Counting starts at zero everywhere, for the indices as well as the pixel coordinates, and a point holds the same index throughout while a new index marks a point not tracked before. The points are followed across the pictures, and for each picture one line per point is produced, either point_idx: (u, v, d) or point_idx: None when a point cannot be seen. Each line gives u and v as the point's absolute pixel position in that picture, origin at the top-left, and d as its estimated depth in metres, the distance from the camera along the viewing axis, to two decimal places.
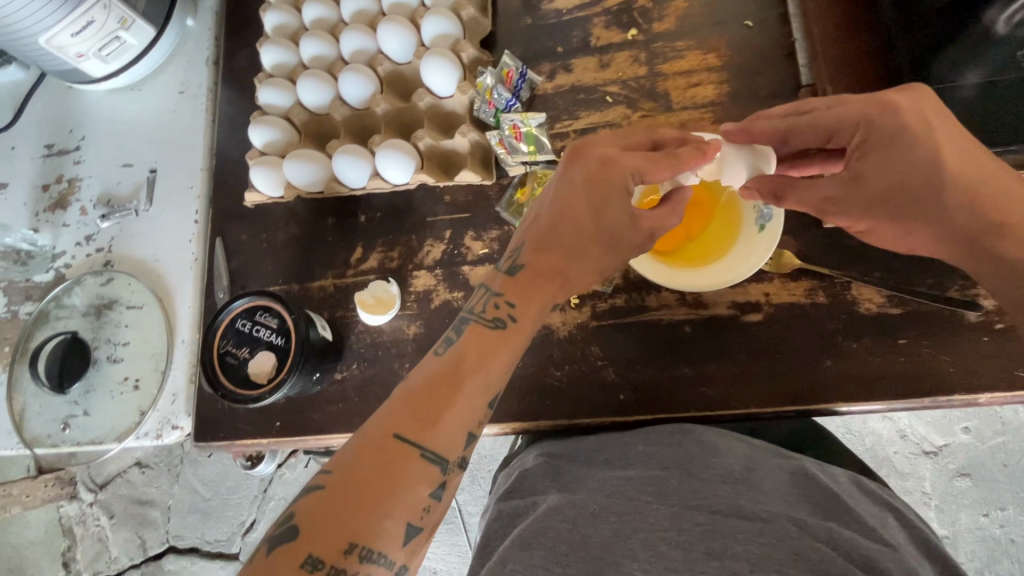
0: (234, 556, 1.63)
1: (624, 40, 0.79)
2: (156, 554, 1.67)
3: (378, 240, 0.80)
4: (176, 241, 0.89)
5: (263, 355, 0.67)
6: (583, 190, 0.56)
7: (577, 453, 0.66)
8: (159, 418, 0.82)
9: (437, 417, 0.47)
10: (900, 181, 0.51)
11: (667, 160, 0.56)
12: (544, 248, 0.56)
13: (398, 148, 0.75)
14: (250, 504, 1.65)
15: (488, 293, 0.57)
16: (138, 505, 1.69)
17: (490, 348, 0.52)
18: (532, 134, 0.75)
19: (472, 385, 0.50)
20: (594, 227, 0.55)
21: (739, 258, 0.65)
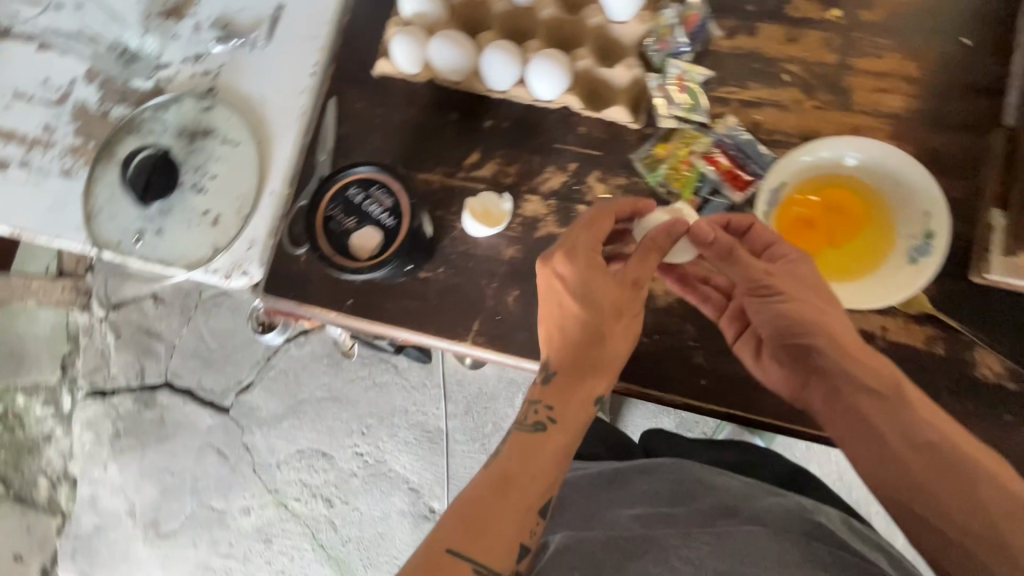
0: (225, 410, 1.67)
1: (822, 18, 0.72)
2: (152, 385, 1.70)
3: (498, 150, 0.76)
4: (287, 88, 0.84)
5: (368, 231, 0.68)
6: (565, 283, 0.59)
7: (585, 484, 0.84)
8: (233, 259, 0.81)
9: (485, 530, 0.53)
10: (809, 283, 0.60)
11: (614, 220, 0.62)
12: (567, 353, 0.60)
13: (555, 60, 0.69)
14: (252, 366, 1.68)
15: (537, 402, 0.60)
16: (146, 335, 1.73)
17: (533, 452, 0.57)
18: (695, 90, 0.72)
19: (519, 490, 0.56)
20: (589, 310, 0.59)
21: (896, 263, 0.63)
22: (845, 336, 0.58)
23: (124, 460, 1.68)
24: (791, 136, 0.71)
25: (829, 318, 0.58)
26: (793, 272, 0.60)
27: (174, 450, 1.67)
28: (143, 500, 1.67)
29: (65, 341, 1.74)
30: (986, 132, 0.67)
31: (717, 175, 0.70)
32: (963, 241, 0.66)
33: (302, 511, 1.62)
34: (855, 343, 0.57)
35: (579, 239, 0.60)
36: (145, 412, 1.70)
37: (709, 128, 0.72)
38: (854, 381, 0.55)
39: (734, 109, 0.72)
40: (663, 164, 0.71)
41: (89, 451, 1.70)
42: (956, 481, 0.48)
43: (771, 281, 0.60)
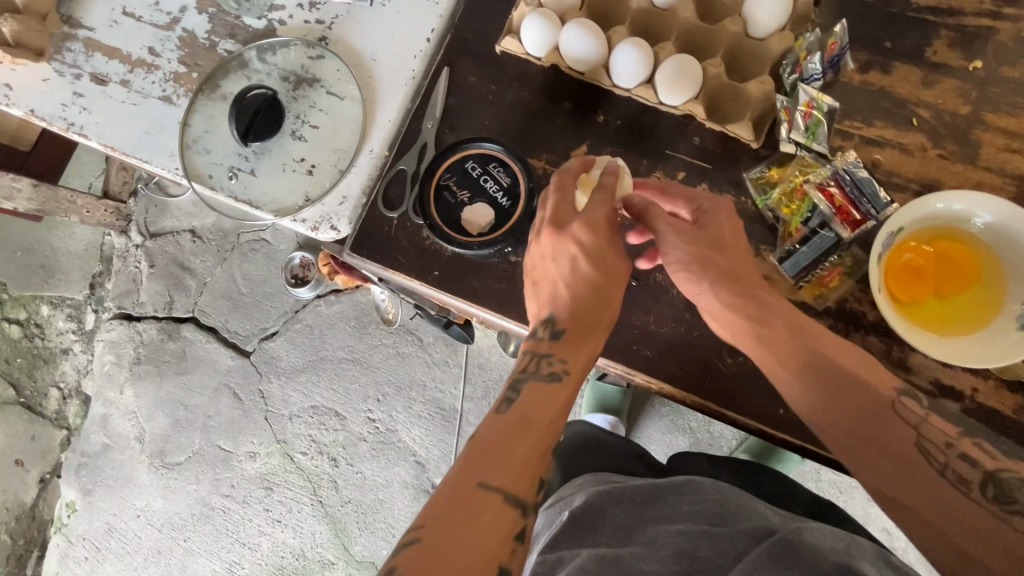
0: (247, 354, 1.69)
1: (961, 68, 0.71)
2: (178, 318, 1.72)
3: (606, 147, 0.76)
4: (401, 49, 0.84)
5: (481, 207, 0.74)
6: (585, 246, 0.65)
7: (621, 494, 0.81)
8: (322, 212, 0.81)
9: (511, 460, 0.57)
10: (722, 235, 0.63)
11: (606, 196, 0.66)
12: (574, 310, 0.66)
13: (691, 67, 0.70)
14: (277, 316, 1.69)
15: (551, 355, 0.65)
16: (179, 268, 1.73)
17: (548, 400, 0.62)
18: (819, 120, 0.70)
19: (540, 430, 0.60)
20: (600, 274, 0.66)
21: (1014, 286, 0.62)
22: (748, 277, 0.62)
23: (142, 385, 1.70)
24: (910, 181, 0.70)
25: (733, 262, 0.62)
26: (715, 227, 0.63)
27: (191, 385, 1.69)
28: (153, 428, 1.69)
29: (102, 261, 1.76)
30: None
31: (829, 208, 0.68)
32: None
33: (307, 465, 1.64)
34: (760, 283, 0.62)
35: (583, 213, 0.66)
36: (168, 343, 1.71)
37: (826, 159, 0.71)
38: (759, 322, 0.60)
39: (856, 145, 0.71)
40: (774, 188, 0.71)
41: (109, 371, 1.72)
42: (842, 394, 0.57)
43: (696, 241, 0.62)
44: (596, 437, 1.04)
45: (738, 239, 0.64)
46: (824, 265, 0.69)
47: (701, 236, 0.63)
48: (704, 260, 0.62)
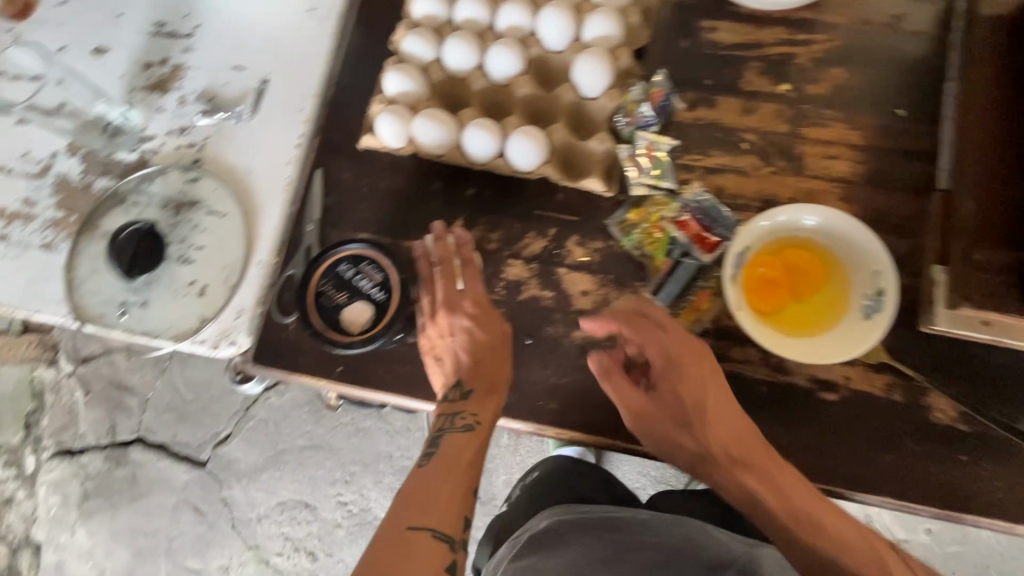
0: (202, 464, 1.62)
1: (773, 92, 0.79)
2: (124, 442, 1.64)
3: (479, 217, 0.80)
4: (273, 158, 0.87)
5: (358, 305, 0.75)
6: (474, 319, 0.72)
7: (585, 522, 0.77)
8: (219, 329, 0.81)
9: (433, 501, 0.59)
10: (693, 407, 0.67)
11: (469, 270, 0.74)
12: (476, 371, 0.70)
13: (533, 137, 0.74)
14: (228, 418, 1.65)
15: (462, 410, 0.68)
16: (117, 389, 1.66)
17: (463, 448, 0.64)
18: (661, 159, 0.76)
19: (459, 470, 0.62)
20: (492, 335, 0.72)
21: (857, 265, 0.68)
22: (728, 446, 0.65)
23: (95, 522, 1.60)
24: (752, 200, 0.76)
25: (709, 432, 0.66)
26: (683, 395, 0.67)
27: (148, 510, 1.61)
28: (114, 565, 1.59)
29: (33, 397, 1.67)
30: (927, 194, 0.73)
31: (687, 240, 0.74)
32: (914, 293, 0.71)
33: (284, 566, 1.57)
34: (743, 450, 0.65)
35: (465, 291, 0.73)
36: (116, 471, 1.62)
37: (676, 194, 0.77)
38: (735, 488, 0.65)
39: (700, 175, 0.78)
40: (636, 229, 0.76)
41: (56, 514, 1.62)
42: None
43: (668, 424, 0.67)
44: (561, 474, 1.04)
45: (713, 399, 0.66)
46: (694, 290, 0.74)
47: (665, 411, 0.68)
48: (670, 433, 0.67)
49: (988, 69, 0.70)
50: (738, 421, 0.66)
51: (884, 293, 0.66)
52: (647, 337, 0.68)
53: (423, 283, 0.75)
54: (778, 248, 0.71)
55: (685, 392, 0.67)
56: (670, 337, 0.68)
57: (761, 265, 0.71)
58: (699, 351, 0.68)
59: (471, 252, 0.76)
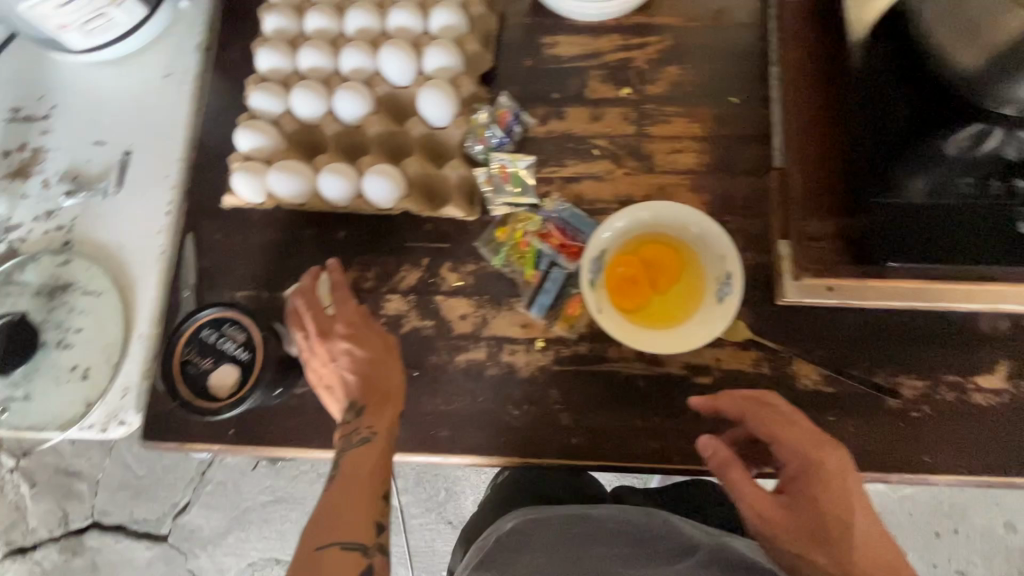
0: (164, 538, 1.57)
1: (617, 97, 0.82)
2: (79, 529, 1.57)
3: (353, 258, 0.81)
4: (145, 229, 0.87)
5: (226, 368, 0.66)
6: (354, 339, 0.69)
7: (550, 522, 0.76)
8: (107, 411, 0.80)
9: (340, 515, 0.61)
10: (820, 511, 0.59)
11: (342, 287, 0.72)
12: (366, 388, 0.68)
13: (388, 175, 0.75)
14: (185, 485, 1.59)
15: (357, 427, 0.66)
16: (66, 477, 1.59)
17: (364, 460, 0.64)
18: (519, 175, 0.79)
19: (362, 482, 0.63)
20: (373, 351, 0.69)
21: (703, 246, 0.72)
22: (863, 563, 0.56)
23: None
24: (610, 202, 0.79)
25: (838, 550, 0.57)
26: (805, 495, 0.60)
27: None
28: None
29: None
30: (767, 174, 0.77)
31: (551, 250, 0.77)
32: (767, 269, 0.75)
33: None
34: (878, 568, 0.56)
35: (339, 314, 0.70)
36: (75, 560, 1.56)
37: (539, 207, 0.79)
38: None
39: (558, 186, 0.80)
40: (504, 246, 0.78)
41: None
42: None
43: (795, 532, 0.59)
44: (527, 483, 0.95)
45: (851, 508, 0.58)
46: (566, 298, 0.76)
47: (788, 518, 0.60)
48: (794, 543, 0.59)
49: (798, 53, 0.76)
50: (875, 536, 0.58)
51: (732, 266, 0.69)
52: (779, 431, 0.62)
53: (291, 312, 0.71)
54: (632, 247, 0.74)
55: (813, 491, 0.59)
56: (818, 442, 0.61)
57: (620, 267, 0.73)
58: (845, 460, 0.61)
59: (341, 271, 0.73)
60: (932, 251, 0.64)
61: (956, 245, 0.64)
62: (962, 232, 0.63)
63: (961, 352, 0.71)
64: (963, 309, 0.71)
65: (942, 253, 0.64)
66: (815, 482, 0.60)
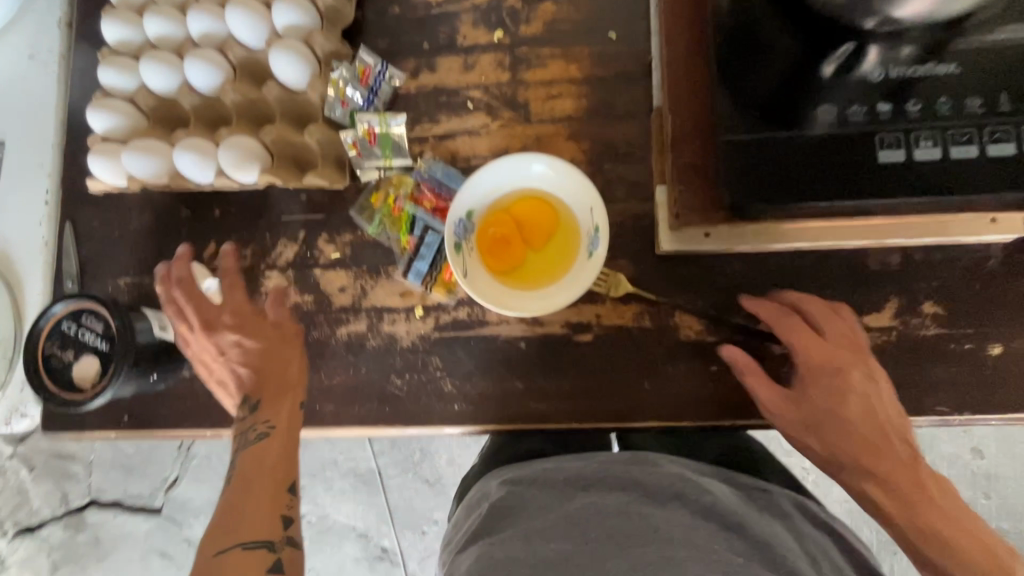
0: (159, 510, 1.40)
1: (490, 42, 0.76)
2: (78, 508, 1.38)
3: (231, 236, 0.78)
4: (27, 221, 0.85)
5: (88, 359, 0.66)
6: (239, 329, 0.66)
7: (535, 476, 0.63)
8: (9, 405, 0.82)
9: (243, 511, 0.55)
10: (825, 405, 0.59)
11: (234, 279, 0.70)
12: (260, 379, 0.64)
13: (245, 147, 0.71)
14: (173, 459, 1.41)
15: (252, 423, 0.61)
16: (60, 460, 1.36)
17: (267, 455, 0.59)
18: (387, 136, 0.74)
19: (264, 478, 0.57)
20: (267, 340, 0.66)
21: (570, 196, 0.69)
22: (853, 450, 0.58)
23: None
24: (486, 159, 0.75)
25: (840, 439, 0.58)
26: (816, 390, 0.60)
27: (120, 567, 1.39)
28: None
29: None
30: (647, 117, 0.73)
31: (425, 214, 0.74)
32: (649, 219, 0.71)
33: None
34: (869, 452, 0.57)
35: (225, 304, 0.68)
36: (78, 536, 1.38)
37: (412, 169, 0.76)
38: (865, 491, 0.57)
39: (432, 145, 0.76)
40: (377, 213, 0.75)
41: None
42: None
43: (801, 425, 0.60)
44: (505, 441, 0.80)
45: (849, 403, 0.59)
46: (443, 261, 0.74)
47: (795, 411, 0.61)
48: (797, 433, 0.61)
49: None
50: (875, 428, 0.58)
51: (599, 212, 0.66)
52: (798, 336, 0.62)
53: (170, 308, 0.68)
54: (501, 208, 0.70)
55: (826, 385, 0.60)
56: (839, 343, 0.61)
57: (491, 229, 0.70)
58: (852, 355, 0.61)
59: (235, 258, 0.71)
60: (791, 190, 0.58)
61: (846, 176, 0.57)
62: (850, 163, 0.56)
63: (853, 290, 0.68)
64: (848, 247, 0.67)
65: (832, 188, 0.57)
66: (833, 378, 0.60)
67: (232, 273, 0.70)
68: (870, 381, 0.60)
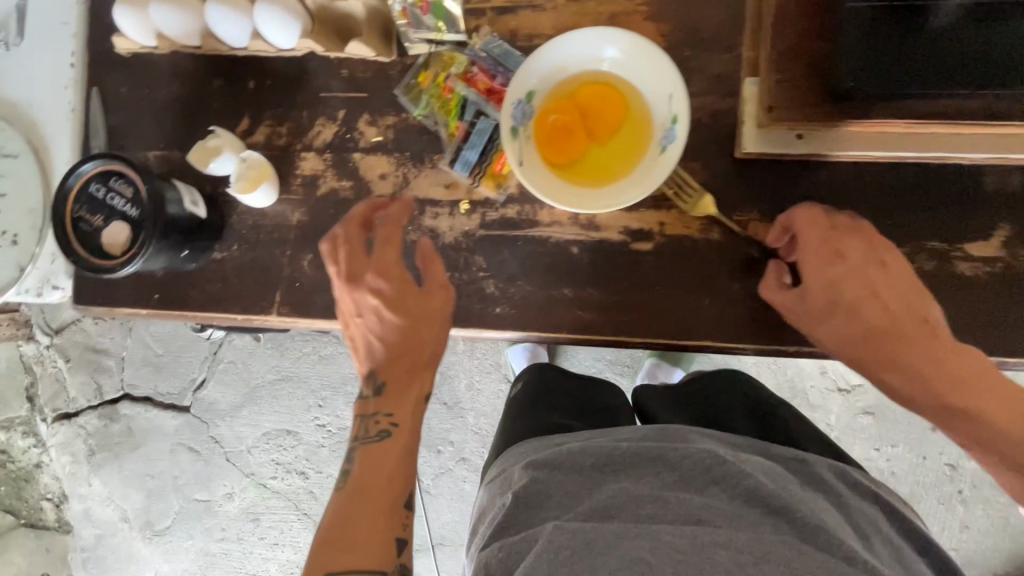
0: (187, 409, 1.36)
1: None
2: (111, 401, 1.38)
3: (266, 112, 0.72)
4: (52, 86, 0.80)
5: (117, 226, 0.63)
6: (380, 295, 0.57)
7: (558, 458, 0.53)
8: (41, 276, 0.80)
9: (355, 535, 0.50)
10: (845, 297, 0.55)
11: (391, 233, 0.59)
12: (392, 357, 0.58)
13: (282, 4, 0.64)
14: (200, 362, 1.36)
15: (374, 412, 0.56)
16: (94, 353, 1.38)
17: (382, 463, 0.54)
18: (440, 5, 0.64)
19: (378, 495, 0.52)
20: (409, 318, 0.57)
21: (642, 73, 0.60)
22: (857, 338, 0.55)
23: (107, 473, 1.38)
24: (549, 38, 0.66)
25: (847, 329, 0.55)
26: (838, 279, 0.55)
27: (150, 459, 1.37)
28: (132, 508, 1.39)
29: (22, 373, 1.39)
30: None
31: (477, 97, 0.67)
32: (729, 117, 0.63)
33: (282, 488, 1.34)
34: (884, 336, 0.54)
35: (372, 260, 0.58)
36: (113, 427, 1.38)
37: (465, 45, 0.68)
38: (884, 377, 0.55)
39: (490, 19, 0.67)
40: (425, 94, 0.68)
41: (70, 472, 1.39)
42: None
43: (828, 318, 0.55)
44: (531, 397, 0.74)
45: (847, 291, 0.54)
46: (493, 152, 0.67)
47: (798, 305, 0.57)
48: (809, 329, 0.57)
49: None
50: (884, 313, 0.54)
51: (679, 93, 0.58)
52: (809, 229, 0.56)
53: (325, 244, 0.60)
54: (562, 86, 0.63)
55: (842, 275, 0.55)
56: (837, 229, 0.56)
57: (550, 110, 0.62)
58: (857, 240, 0.55)
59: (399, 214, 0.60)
60: (919, 75, 0.50)
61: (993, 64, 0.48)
62: (1001, 50, 0.48)
63: (955, 214, 0.60)
64: (962, 161, 0.59)
65: (970, 82, 0.49)
66: (850, 263, 0.55)
67: (380, 231, 0.59)
68: (877, 264, 0.55)
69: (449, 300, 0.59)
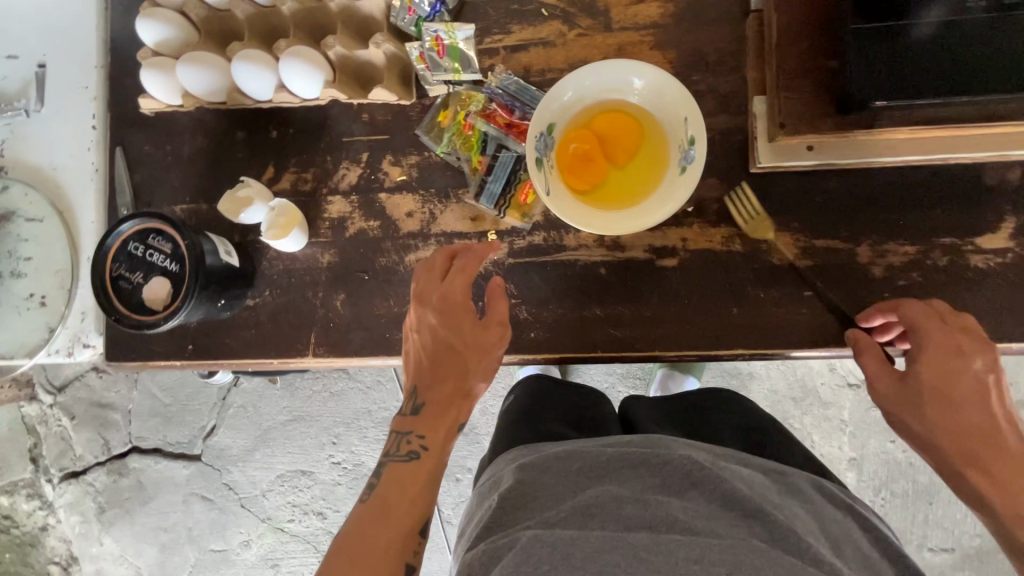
0: (198, 459, 1.34)
1: None
2: (120, 455, 1.35)
3: (290, 159, 0.74)
4: (74, 148, 0.82)
5: (158, 281, 0.64)
6: (441, 317, 0.61)
7: (546, 462, 0.52)
8: (70, 336, 0.79)
9: (373, 549, 0.48)
10: (941, 390, 0.53)
11: (469, 269, 0.62)
12: (433, 376, 0.61)
13: (305, 57, 0.67)
14: (210, 408, 1.35)
15: (408, 431, 0.58)
16: (100, 408, 1.36)
17: (417, 481, 0.54)
18: (456, 48, 0.68)
19: (400, 513, 0.52)
20: (456, 339, 0.61)
21: (666, 95, 0.63)
22: (955, 432, 0.51)
23: (118, 531, 1.35)
24: (562, 72, 0.70)
25: (943, 420, 0.52)
26: (934, 367, 0.54)
27: (163, 513, 1.35)
28: (145, 565, 1.36)
29: (24, 435, 1.37)
30: (743, 20, 0.67)
31: (497, 132, 0.69)
32: (740, 134, 0.67)
33: (299, 531, 1.32)
34: (978, 438, 0.51)
35: (443, 285, 0.62)
36: (122, 482, 1.35)
37: (481, 84, 0.71)
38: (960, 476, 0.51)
39: (504, 57, 0.71)
40: (446, 132, 0.71)
41: (80, 533, 1.36)
42: None
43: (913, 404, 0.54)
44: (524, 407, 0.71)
45: (958, 388, 0.52)
46: (517, 183, 0.70)
47: (898, 388, 0.55)
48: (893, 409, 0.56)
49: None
50: (986, 416, 0.51)
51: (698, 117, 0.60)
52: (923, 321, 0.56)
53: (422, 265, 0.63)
54: (586, 110, 0.66)
55: (944, 369, 0.53)
56: (958, 328, 0.55)
57: (576, 133, 0.65)
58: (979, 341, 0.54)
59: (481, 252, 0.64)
60: (926, 86, 0.53)
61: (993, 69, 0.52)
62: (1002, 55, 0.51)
63: (961, 211, 0.63)
64: (963, 160, 0.62)
65: (975, 86, 0.52)
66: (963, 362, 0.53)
67: (459, 265, 0.62)
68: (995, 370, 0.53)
69: (502, 338, 0.62)
